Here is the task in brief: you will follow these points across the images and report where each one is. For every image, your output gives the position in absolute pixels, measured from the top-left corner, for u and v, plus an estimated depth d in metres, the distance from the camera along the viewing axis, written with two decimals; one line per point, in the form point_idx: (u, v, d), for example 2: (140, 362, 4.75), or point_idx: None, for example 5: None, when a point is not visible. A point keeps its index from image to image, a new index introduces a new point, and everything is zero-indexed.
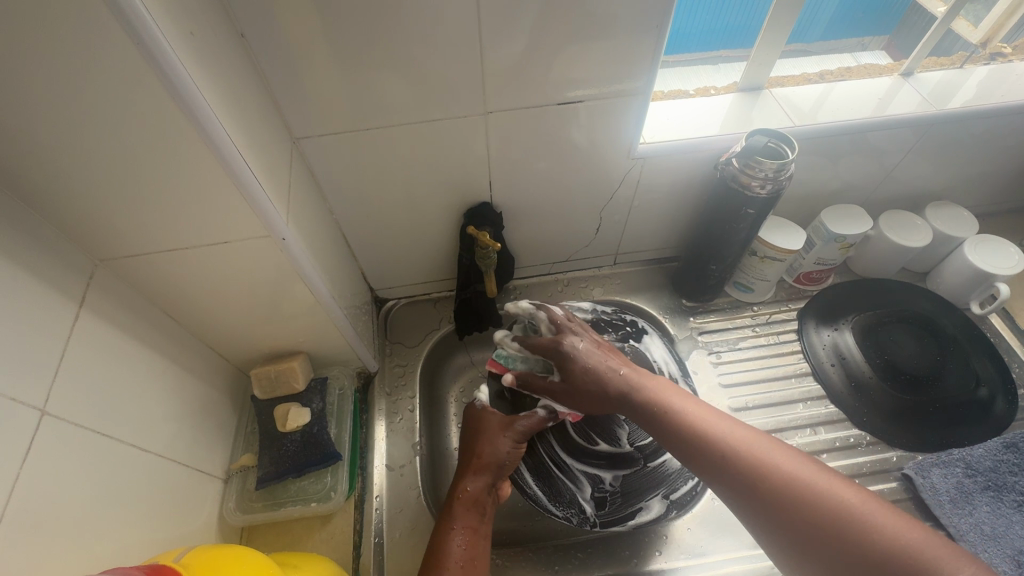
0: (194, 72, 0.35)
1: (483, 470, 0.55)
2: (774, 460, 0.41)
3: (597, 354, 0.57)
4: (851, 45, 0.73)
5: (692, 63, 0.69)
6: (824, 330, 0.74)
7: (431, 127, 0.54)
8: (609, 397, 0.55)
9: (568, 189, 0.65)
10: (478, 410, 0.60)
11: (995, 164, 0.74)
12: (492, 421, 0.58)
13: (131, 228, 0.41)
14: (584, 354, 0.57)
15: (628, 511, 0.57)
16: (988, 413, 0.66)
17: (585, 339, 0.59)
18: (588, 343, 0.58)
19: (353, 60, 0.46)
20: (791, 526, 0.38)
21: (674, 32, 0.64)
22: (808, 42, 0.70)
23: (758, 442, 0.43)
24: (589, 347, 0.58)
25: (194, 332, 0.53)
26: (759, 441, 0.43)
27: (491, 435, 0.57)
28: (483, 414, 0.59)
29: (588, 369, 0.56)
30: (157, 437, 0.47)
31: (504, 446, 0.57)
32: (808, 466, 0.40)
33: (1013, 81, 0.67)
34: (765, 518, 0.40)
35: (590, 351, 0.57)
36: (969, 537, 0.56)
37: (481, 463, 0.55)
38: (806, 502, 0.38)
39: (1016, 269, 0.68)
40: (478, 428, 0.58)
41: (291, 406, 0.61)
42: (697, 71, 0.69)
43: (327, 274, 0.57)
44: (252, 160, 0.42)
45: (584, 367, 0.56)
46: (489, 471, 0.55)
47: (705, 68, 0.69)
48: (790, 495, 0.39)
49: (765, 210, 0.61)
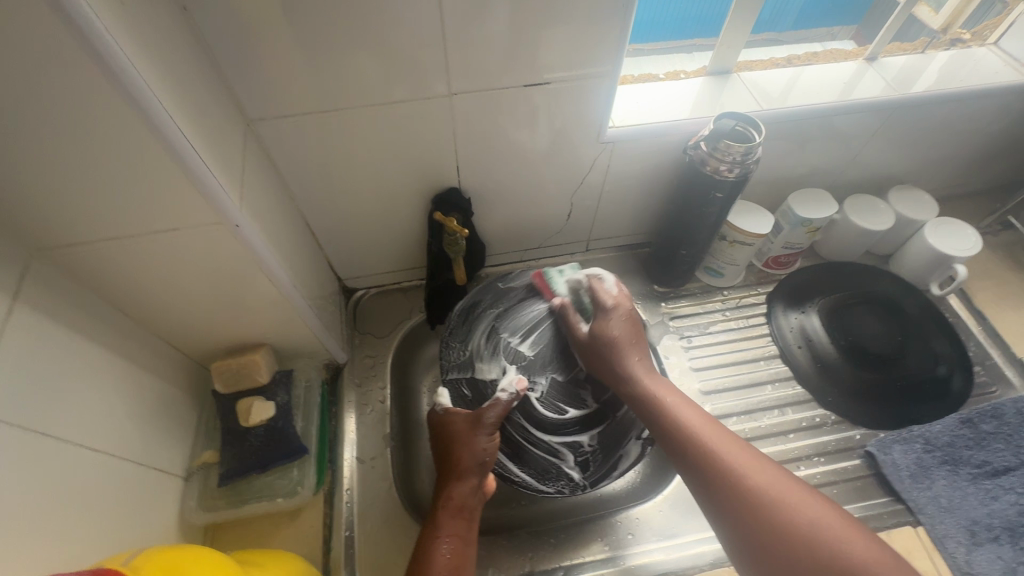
0: (128, 45, 0.32)
1: (467, 473, 0.53)
2: (753, 471, 0.44)
3: (627, 333, 0.58)
4: (821, 35, 0.74)
5: (667, 49, 0.69)
6: (792, 313, 0.75)
7: (393, 109, 0.52)
8: (618, 375, 0.56)
9: (538, 175, 0.64)
10: (442, 417, 0.57)
11: (954, 148, 0.76)
12: (460, 423, 0.56)
13: (68, 215, 0.38)
14: (616, 324, 0.58)
15: (612, 462, 0.58)
16: (947, 390, 0.68)
17: (626, 313, 0.59)
18: (621, 321, 0.58)
19: (309, 37, 0.44)
20: (748, 529, 0.42)
21: (648, 19, 0.64)
22: (779, 32, 0.72)
23: (740, 450, 0.46)
24: (624, 327, 0.58)
25: (147, 325, 0.51)
26: (741, 449, 0.46)
27: (466, 437, 0.54)
28: (448, 418, 0.56)
29: (618, 334, 0.57)
30: (107, 436, 0.45)
31: (482, 444, 0.54)
32: (776, 478, 0.43)
33: (973, 66, 0.69)
34: (725, 516, 0.43)
35: (622, 327, 0.58)
36: (926, 509, 0.59)
37: (462, 467, 0.53)
38: (770, 511, 0.41)
39: (974, 252, 0.70)
40: (449, 434, 0.55)
41: (254, 400, 0.58)
42: (671, 58, 0.70)
43: (289, 262, 0.54)
44: (199, 142, 0.39)
45: (611, 335, 0.57)
46: (473, 473, 0.53)
47: (680, 55, 0.70)
48: (758, 502, 0.42)
49: (733, 193, 0.61)
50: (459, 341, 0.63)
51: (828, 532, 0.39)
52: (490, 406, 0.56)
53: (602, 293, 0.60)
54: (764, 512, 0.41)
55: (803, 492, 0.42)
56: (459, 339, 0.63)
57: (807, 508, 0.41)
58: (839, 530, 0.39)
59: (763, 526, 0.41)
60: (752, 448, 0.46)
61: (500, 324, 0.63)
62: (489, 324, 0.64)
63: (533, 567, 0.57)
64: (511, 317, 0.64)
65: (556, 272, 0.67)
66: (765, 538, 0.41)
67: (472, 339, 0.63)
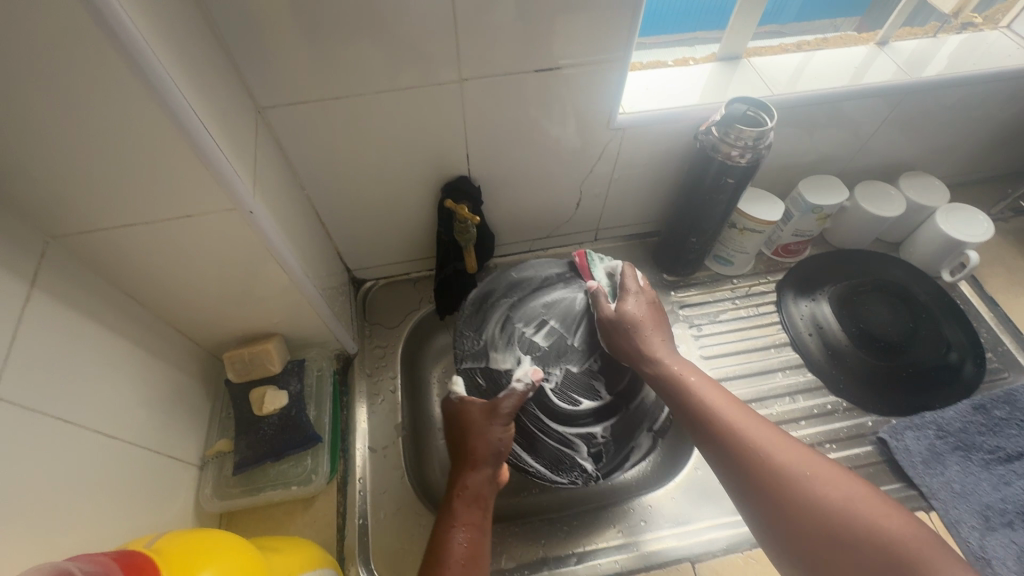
0: (144, 27, 0.32)
1: (482, 463, 0.53)
2: (782, 451, 0.44)
3: (650, 319, 0.59)
4: (824, 25, 0.73)
5: (669, 44, 0.68)
6: (802, 301, 0.75)
7: (404, 96, 0.52)
8: (645, 351, 0.57)
9: (548, 163, 0.64)
10: (458, 405, 0.57)
11: (966, 133, 0.75)
12: (475, 413, 0.56)
13: (83, 202, 0.38)
14: (640, 308, 0.60)
15: (623, 454, 0.59)
16: (958, 376, 0.68)
17: (651, 302, 0.61)
18: (646, 307, 0.60)
19: (320, 22, 0.44)
20: (777, 511, 0.42)
21: (655, 11, 0.63)
22: (783, 23, 0.71)
23: (768, 432, 0.46)
24: (650, 314, 0.60)
25: (160, 314, 0.51)
26: (769, 431, 0.46)
27: (481, 428, 0.54)
28: (464, 408, 0.57)
29: (642, 317, 0.59)
30: (123, 424, 0.45)
31: (497, 434, 0.54)
32: (803, 456, 0.43)
33: (984, 50, 0.69)
34: (755, 499, 0.44)
35: (646, 313, 0.60)
36: (940, 495, 0.59)
37: (477, 457, 0.53)
38: (801, 490, 0.41)
39: (986, 237, 0.70)
40: (464, 423, 0.55)
41: (267, 389, 0.59)
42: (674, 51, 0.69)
43: (300, 251, 0.54)
44: (213, 128, 0.39)
45: (639, 315, 0.59)
46: (487, 463, 0.53)
47: (682, 48, 0.69)
48: (781, 477, 0.42)
49: (744, 179, 0.61)
50: (472, 330, 0.62)
51: (853, 506, 0.39)
52: (506, 396, 0.56)
53: (631, 278, 0.62)
54: (794, 492, 0.41)
55: (830, 470, 0.42)
56: (471, 328, 0.62)
57: (839, 486, 0.41)
58: (869, 507, 0.39)
59: (794, 507, 0.41)
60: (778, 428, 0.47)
61: (515, 313, 0.62)
62: (503, 312, 0.62)
63: (546, 555, 0.57)
64: (526, 307, 0.63)
65: (598, 256, 0.66)
66: (796, 518, 0.41)
67: (485, 330, 0.61)
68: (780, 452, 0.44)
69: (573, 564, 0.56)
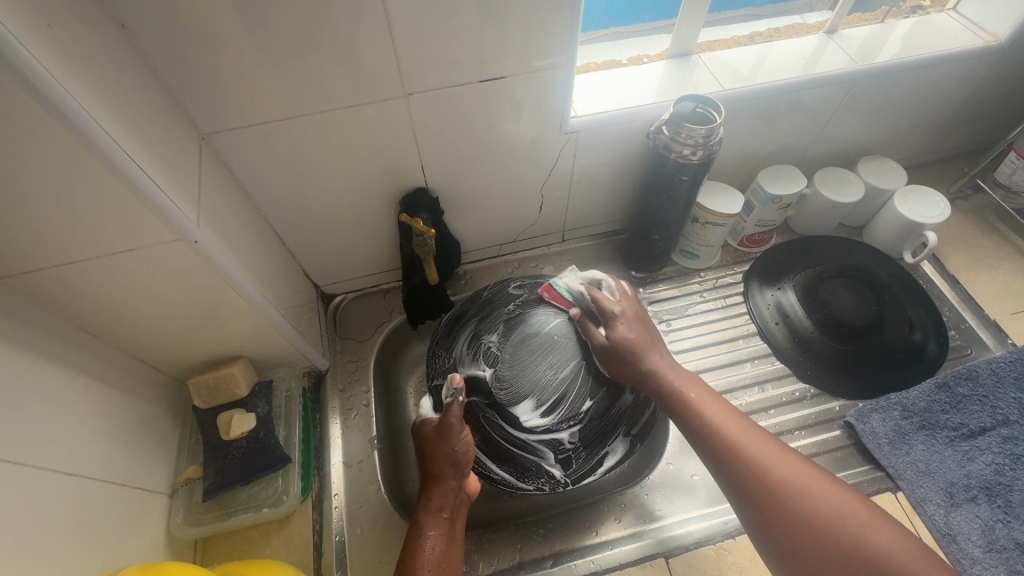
0: (59, 70, 0.32)
1: (443, 476, 0.54)
2: (782, 466, 0.46)
3: (642, 337, 0.57)
4: (800, 6, 0.73)
5: (646, 32, 0.70)
6: (768, 290, 0.76)
7: (351, 114, 0.52)
8: (640, 373, 0.56)
9: (506, 169, 0.64)
10: (418, 428, 0.58)
11: (920, 116, 0.76)
12: (430, 433, 0.57)
13: (18, 244, 0.38)
14: (630, 328, 0.58)
15: (596, 460, 0.56)
16: (922, 355, 0.69)
17: (638, 317, 0.60)
18: (633, 325, 0.58)
19: (255, 46, 0.44)
20: (770, 513, 0.45)
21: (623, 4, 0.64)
22: (759, 6, 0.72)
23: (768, 446, 0.48)
24: (637, 331, 0.58)
25: (119, 346, 0.51)
26: (767, 443, 0.48)
27: (438, 445, 0.55)
28: (420, 429, 0.58)
29: (635, 338, 0.57)
30: (83, 461, 0.45)
31: (456, 445, 0.55)
32: (808, 475, 0.45)
33: (932, 34, 0.69)
34: (756, 514, 0.46)
35: (635, 330, 0.58)
36: (906, 475, 0.60)
37: (437, 471, 0.54)
38: (806, 505, 0.44)
39: (942, 217, 0.71)
40: (422, 443, 0.56)
41: (234, 413, 0.59)
42: (652, 40, 0.70)
43: (258, 273, 0.54)
44: (148, 161, 0.39)
45: (629, 340, 0.57)
46: (448, 475, 0.54)
47: (660, 36, 0.70)
48: (792, 499, 0.44)
49: (698, 175, 0.61)
50: (444, 350, 0.62)
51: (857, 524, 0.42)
52: (449, 408, 0.56)
53: (609, 300, 0.59)
54: (801, 509, 0.44)
55: (832, 487, 0.45)
56: (443, 347, 0.62)
57: (839, 503, 0.43)
58: (871, 525, 0.42)
59: (795, 521, 0.43)
60: (780, 444, 0.49)
61: (482, 328, 0.61)
62: (471, 329, 0.62)
63: (522, 559, 0.58)
64: (492, 323, 0.61)
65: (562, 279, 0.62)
66: (788, 520, 0.44)
67: (454, 347, 0.61)
68: (785, 470, 0.46)
69: (548, 566, 0.56)
